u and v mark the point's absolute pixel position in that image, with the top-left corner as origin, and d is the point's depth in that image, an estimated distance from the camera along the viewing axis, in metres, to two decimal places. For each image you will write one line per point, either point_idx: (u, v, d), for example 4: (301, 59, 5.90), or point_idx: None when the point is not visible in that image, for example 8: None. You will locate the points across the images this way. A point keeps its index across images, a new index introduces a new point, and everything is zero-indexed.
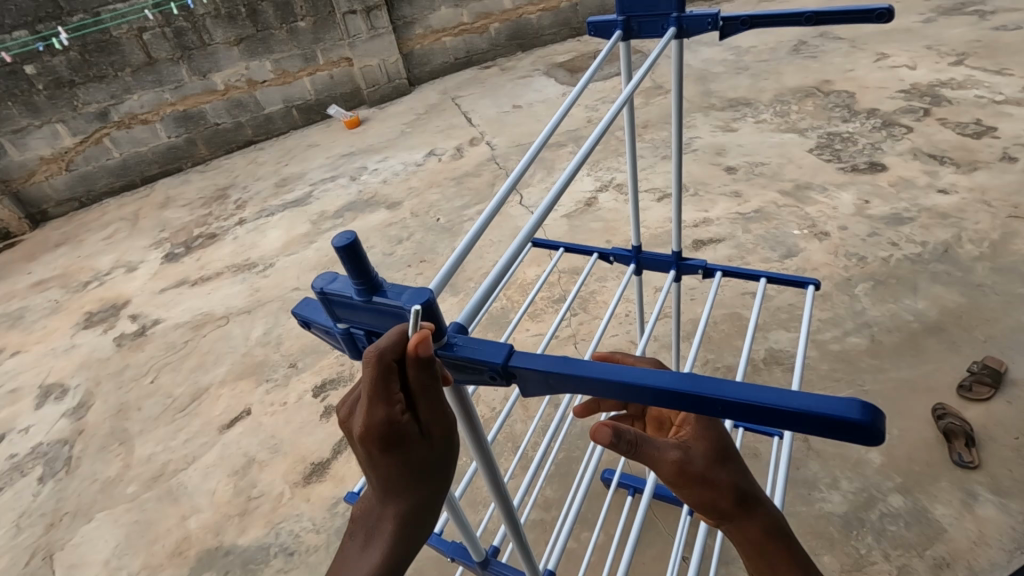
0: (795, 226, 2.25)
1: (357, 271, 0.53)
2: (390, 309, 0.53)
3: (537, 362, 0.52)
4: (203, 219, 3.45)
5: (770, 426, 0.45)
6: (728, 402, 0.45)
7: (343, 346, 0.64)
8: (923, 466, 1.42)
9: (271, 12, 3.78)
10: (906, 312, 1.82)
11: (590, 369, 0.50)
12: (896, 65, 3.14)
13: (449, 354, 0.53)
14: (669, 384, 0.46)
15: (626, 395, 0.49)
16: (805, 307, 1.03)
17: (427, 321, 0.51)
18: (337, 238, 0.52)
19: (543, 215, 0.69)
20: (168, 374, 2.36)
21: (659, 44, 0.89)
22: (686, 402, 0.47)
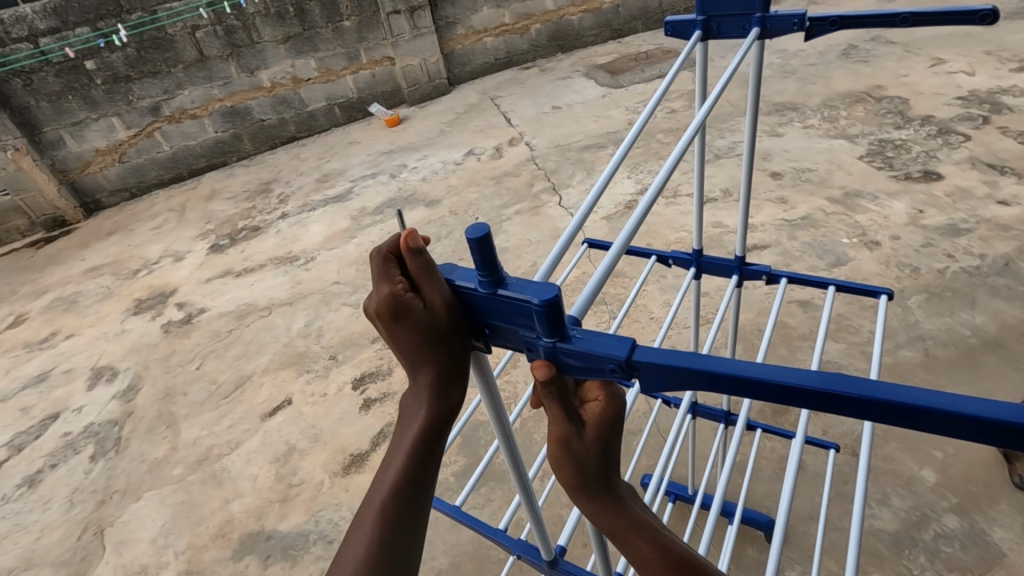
0: (844, 234, 2.20)
1: (486, 266, 0.50)
2: (514, 304, 0.51)
3: (659, 356, 0.49)
4: (248, 212, 3.54)
5: (917, 427, 0.43)
6: (877, 402, 0.42)
7: None
8: (981, 486, 1.36)
9: (318, 11, 3.86)
10: (963, 326, 1.75)
11: (716, 363, 0.47)
12: (954, 70, 3.03)
13: (566, 348, 0.50)
14: (818, 386, 0.44)
15: (752, 393, 0.46)
16: (879, 315, 1.00)
17: (552, 317, 0.49)
18: (469, 229, 0.50)
19: (642, 219, 0.66)
20: (213, 361, 2.43)
21: (747, 40, 0.86)
22: (832, 404, 0.44)
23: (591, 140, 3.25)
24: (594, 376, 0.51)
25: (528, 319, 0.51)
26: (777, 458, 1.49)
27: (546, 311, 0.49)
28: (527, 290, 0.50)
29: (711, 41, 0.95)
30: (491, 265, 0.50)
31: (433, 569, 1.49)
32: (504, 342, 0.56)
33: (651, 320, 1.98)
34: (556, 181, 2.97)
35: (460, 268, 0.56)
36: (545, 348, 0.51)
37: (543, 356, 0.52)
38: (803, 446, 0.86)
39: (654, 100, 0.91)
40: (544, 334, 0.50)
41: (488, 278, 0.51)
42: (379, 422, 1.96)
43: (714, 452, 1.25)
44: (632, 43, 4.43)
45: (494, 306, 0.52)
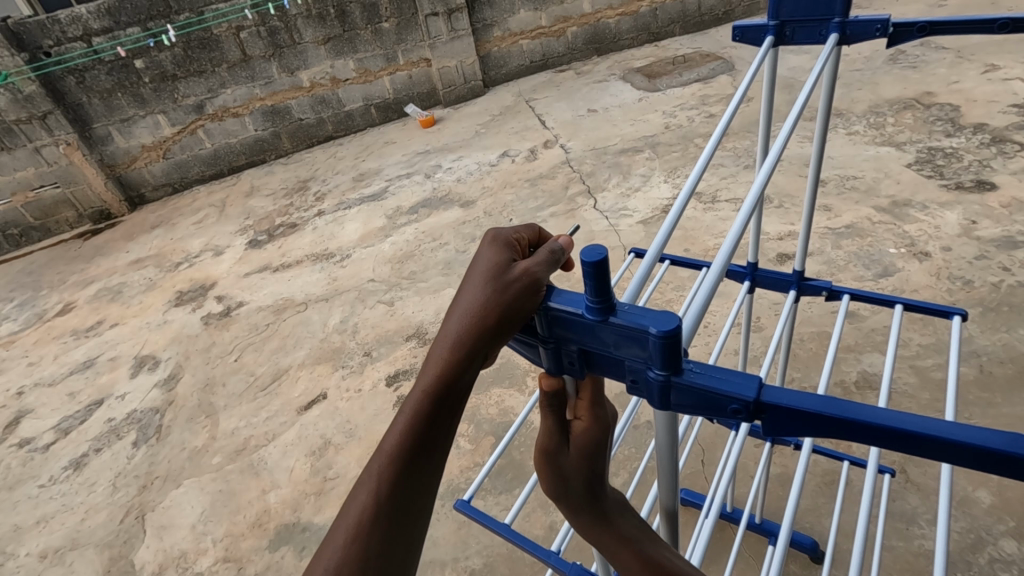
0: (892, 244, 2.13)
1: (598, 293, 0.47)
2: (627, 333, 0.47)
3: (792, 398, 0.45)
4: (286, 209, 3.61)
5: (1003, 473, 0.41)
6: (968, 447, 0.41)
7: (541, 361, 0.57)
8: None
9: (358, 13, 3.92)
10: (1021, 343, 1.68)
11: (863, 411, 0.44)
12: (1009, 77, 2.92)
13: (680, 383, 0.47)
14: (984, 443, 0.40)
15: (900, 445, 0.43)
16: (953, 335, 0.95)
17: (671, 349, 0.46)
18: (584, 251, 0.47)
19: (738, 236, 0.62)
20: (251, 353, 2.49)
21: (830, 46, 0.83)
22: (1000, 464, 0.41)
23: (627, 143, 3.22)
24: (709, 414, 0.48)
25: (640, 350, 0.48)
26: (821, 472, 1.45)
27: (665, 344, 0.45)
28: (646, 320, 0.46)
29: (784, 46, 0.93)
30: (605, 291, 0.47)
31: (466, 568, 1.50)
32: (601, 370, 0.53)
33: None
34: (592, 185, 2.95)
35: (560, 290, 0.53)
36: (656, 381, 0.48)
37: (653, 390, 0.48)
38: (874, 474, 0.82)
39: (732, 102, 0.87)
40: (657, 367, 0.47)
41: (599, 304, 0.48)
42: None
43: (764, 473, 1.18)
44: (669, 46, 4.38)
45: (601, 333, 0.49)
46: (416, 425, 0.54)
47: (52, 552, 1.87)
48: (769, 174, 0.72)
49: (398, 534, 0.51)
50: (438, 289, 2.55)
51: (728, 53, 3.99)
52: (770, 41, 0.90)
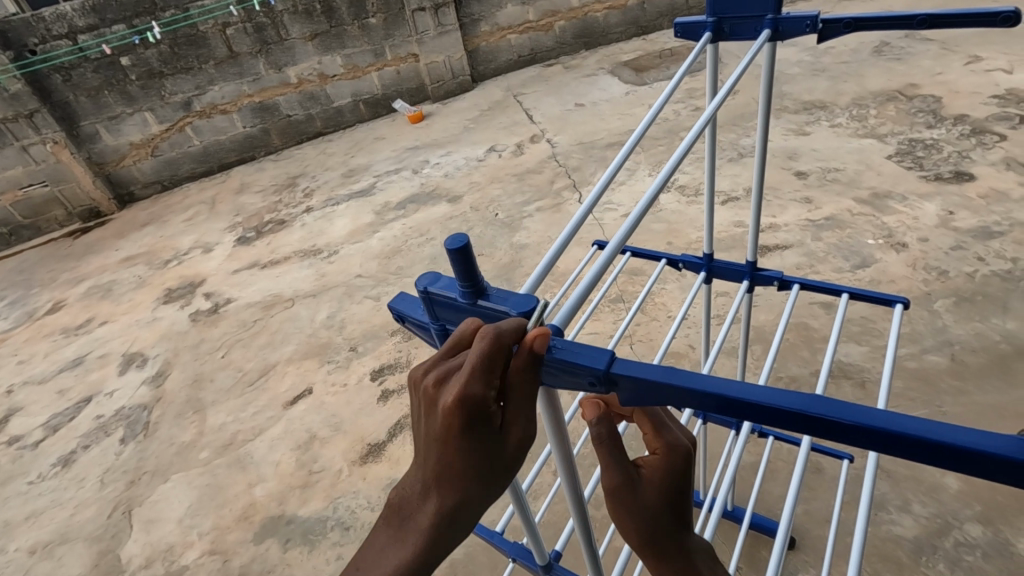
0: (871, 235, 2.15)
1: (465, 275, 0.50)
2: (494, 315, 0.51)
3: (639, 370, 0.48)
4: (274, 206, 3.61)
5: (836, 439, 0.44)
6: (793, 414, 0.43)
7: (439, 342, 0.61)
8: (1007, 496, 1.33)
9: (345, 8, 3.91)
10: (993, 332, 1.71)
11: (700, 380, 0.47)
12: (992, 68, 2.94)
13: (545, 358, 0.50)
14: (800, 407, 0.43)
15: (734, 414, 0.46)
16: (894, 324, 0.96)
17: (528, 327, 0.48)
18: (449, 240, 0.50)
19: (634, 225, 0.66)
20: (239, 350, 2.50)
21: (759, 40, 0.86)
22: (824, 430, 0.43)
23: (614, 137, 3.23)
24: (575, 387, 0.50)
25: None
26: (793, 460, 1.48)
27: (523, 322, 0.48)
28: (509, 301, 0.51)
29: (723, 41, 0.95)
30: (470, 277, 0.50)
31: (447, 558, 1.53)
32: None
33: (669, 319, 1.98)
34: (578, 179, 2.97)
35: (442, 275, 0.57)
36: None
37: None
38: (808, 454, 0.82)
39: (660, 103, 0.91)
40: None
41: (468, 288, 0.51)
42: (399, 410, 1.99)
43: (724, 459, 1.22)
44: (657, 40, 4.39)
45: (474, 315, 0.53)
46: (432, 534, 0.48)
47: (41, 547, 1.89)
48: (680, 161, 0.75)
49: None
50: None
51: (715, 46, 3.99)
52: (707, 37, 0.92)
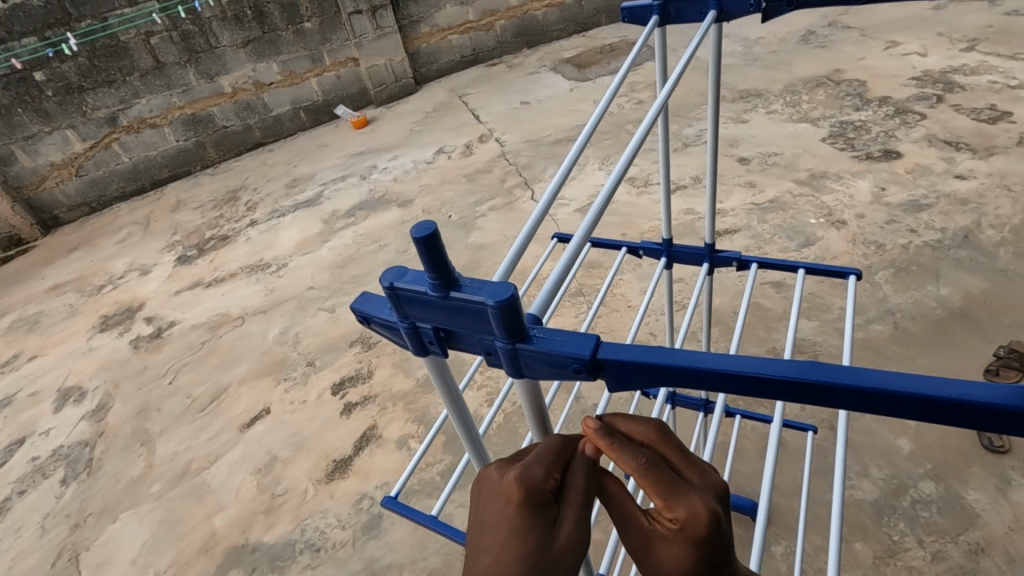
0: (812, 215, 2.24)
1: (435, 268, 0.47)
2: (467, 307, 0.47)
3: (627, 352, 0.48)
4: (215, 221, 3.45)
5: (824, 401, 0.46)
6: (783, 383, 0.46)
7: (406, 343, 0.56)
8: (955, 453, 1.41)
9: (278, 13, 3.78)
10: (929, 299, 1.81)
11: (692, 358, 0.48)
12: (908, 52, 3.12)
13: (526, 349, 0.48)
14: (791, 376, 0.45)
15: (724, 387, 0.48)
16: (849, 296, 0.99)
17: (510, 317, 0.46)
18: (415, 229, 0.46)
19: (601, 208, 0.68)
20: (187, 374, 2.37)
21: (705, 23, 0.88)
22: (811, 394, 0.46)
23: (562, 133, 3.26)
24: (559, 376, 0.49)
25: (484, 323, 0.48)
26: (758, 437, 1.52)
27: (503, 312, 0.46)
28: (481, 291, 0.47)
29: (670, 26, 0.96)
30: (437, 268, 0.46)
31: (425, 568, 1.50)
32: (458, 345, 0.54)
33: (630, 308, 2.00)
34: (529, 176, 2.97)
35: (408, 269, 0.52)
36: (505, 351, 0.49)
37: (504, 359, 0.50)
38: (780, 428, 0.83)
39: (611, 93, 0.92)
40: (502, 336, 0.48)
41: (438, 280, 0.47)
42: (363, 423, 1.93)
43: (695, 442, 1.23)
44: (597, 36, 4.45)
45: (446, 309, 0.49)
46: None
47: None
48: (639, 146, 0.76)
49: None
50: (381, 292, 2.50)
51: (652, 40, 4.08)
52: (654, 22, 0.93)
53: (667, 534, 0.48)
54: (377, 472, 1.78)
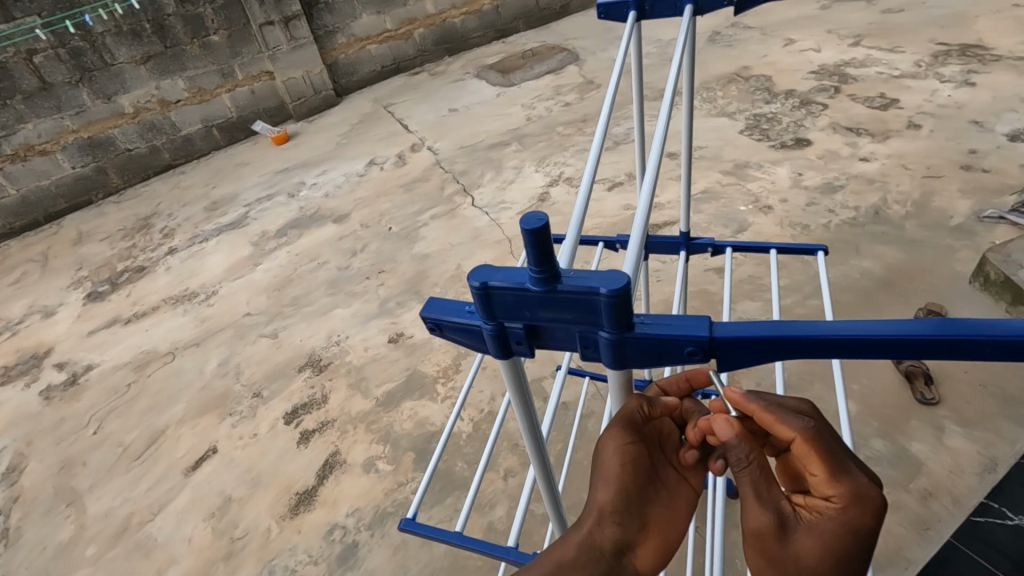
0: (741, 203, 2.38)
1: (540, 262, 0.48)
2: (575, 298, 0.49)
3: (742, 328, 0.52)
4: (128, 252, 3.18)
5: (944, 357, 0.49)
6: (905, 341, 0.49)
7: (487, 346, 0.58)
8: (896, 409, 1.53)
9: (180, 26, 3.54)
10: (855, 271, 1.97)
11: (806, 327, 0.51)
12: (805, 48, 3.39)
13: (633, 338, 0.50)
14: (913, 333, 0.48)
15: (839, 352, 0.51)
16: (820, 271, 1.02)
17: (622, 307, 0.48)
18: (523, 219, 0.47)
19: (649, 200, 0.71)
20: (114, 421, 2.16)
21: (686, 17, 0.94)
22: (931, 349, 0.49)
23: (495, 138, 3.27)
24: (673, 361, 0.52)
25: (591, 314, 0.50)
26: None
27: (615, 303, 0.48)
28: (592, 282, 0.48)
29: (646, 21, 1.02)
30: (547, 259, 0.47)
31: None
32: (548, 342, 0.55)
33: None
34: (467, 183, 2.95)
35: (495, 269, 0.54)
36: (609, 341, 0.51)
37: (606, 350, 0.51)
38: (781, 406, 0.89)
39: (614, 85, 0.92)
40: (609, 327, 0.50)
41: (541, 274, 0.49)
42: (324, 450, 1.83)
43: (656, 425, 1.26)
44: (516, 42, 4.51)
45: (549, 303, 0.50)
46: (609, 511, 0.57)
47: None
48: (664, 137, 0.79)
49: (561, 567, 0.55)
50: (325, 311, 2.39)
51: (571, 45, 4.19)
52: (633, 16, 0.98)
53: (819, 512, 0.52)
54: (345, 499, 1.69)
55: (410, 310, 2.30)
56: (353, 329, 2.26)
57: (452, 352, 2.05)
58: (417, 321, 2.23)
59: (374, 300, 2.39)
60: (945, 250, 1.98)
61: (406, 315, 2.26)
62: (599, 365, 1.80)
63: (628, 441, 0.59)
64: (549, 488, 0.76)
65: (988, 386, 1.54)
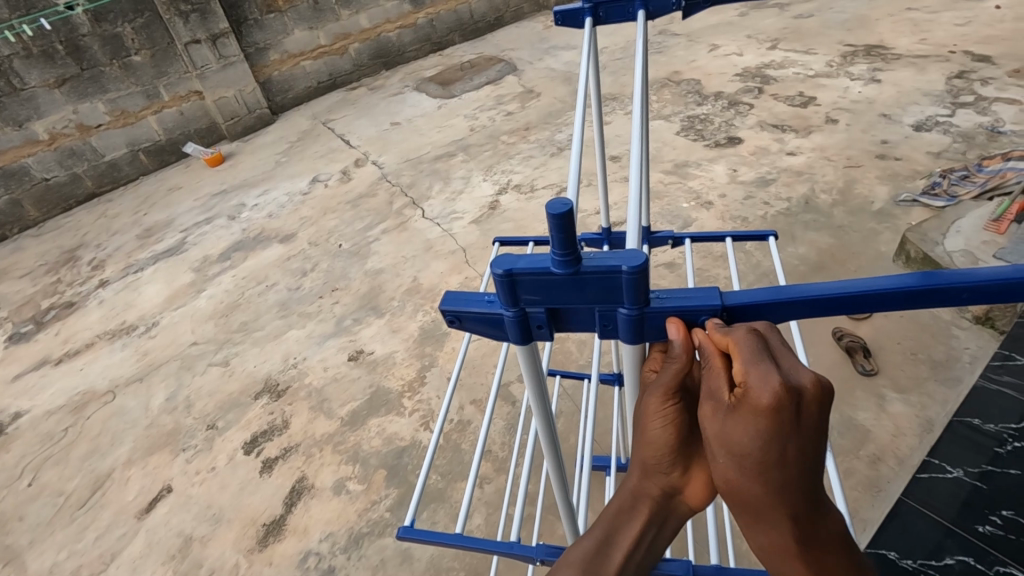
0: (684, 200, 2.49)
1: (565, 244, 0.50)
2: (598, 276, 0.53)
3: (750, 296, 0.57)
4: (52, 288, 2.96)
5: (926, 305, 0.54)
6: (891, 292, 0.54)
7: (506, 334, 0.60)
8: (840, 382, 1.65)
9: (97, 47, 3.36)
10: (793, 258, 2.10)
11: (804, 289, 0.56)
12: (728, 53, 3.60)
13: (650, 312, 0.55)
14: (896, 286, 0.53)
15: (841, 310, 0.55)
16: (771, 254, 1.09)
17: (641, 282, 0.52)
18: (547, 204, 0.49)
19: (638, 200, 0.77)
20: (51, 469, 2.00)
21: (640, 23, 1.00)
22: (917, 300, 0.54)
23: (440, 149, 3.28)
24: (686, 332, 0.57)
25: (613, 291, 0.54)
26: None
27: (636, 278, 0.52)
28: (613, 261, 0.52)
29: (600, 27, 1.07)
30: (572, 242, 0.50)
31: None
32: (566, 325, 0.59)
33: None
34: (416, 195, 2.94)
35: (514, 256, 0.55)
36: (630, 317, 0.55)
37: (625, 325, 0.56)
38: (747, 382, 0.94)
39: (583, 85, 0.96)
40: (630, 303, 0.54)
41: (566, 257, 0.51)
42: (289, 477, 1.77)
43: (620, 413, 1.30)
44: (453, 54, 4.54)
45: (572, 283, 0.53)
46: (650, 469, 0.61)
47: None
48: (639, 144, 0.86)
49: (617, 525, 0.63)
50: (279, 334, 2.31)
51: (508, 55, 4.26)
52: (589, 21, 1.03)
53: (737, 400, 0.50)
54: (316, 524, 1.64)
55: (368, 326, 2.26)
56: (309, 351, 2.20)
57: (415, 365, 2.03)
58: (376, 336, 2.19)
59: (329, 319, 2.33)
60: (869, 232, 2.14)
61: (364, 332, 2.22)
62: (563, 365, 1.83)
63: (669, 409, 0.57)
64: (558, 474, 0.77)
65: (919, 353, 1.67)
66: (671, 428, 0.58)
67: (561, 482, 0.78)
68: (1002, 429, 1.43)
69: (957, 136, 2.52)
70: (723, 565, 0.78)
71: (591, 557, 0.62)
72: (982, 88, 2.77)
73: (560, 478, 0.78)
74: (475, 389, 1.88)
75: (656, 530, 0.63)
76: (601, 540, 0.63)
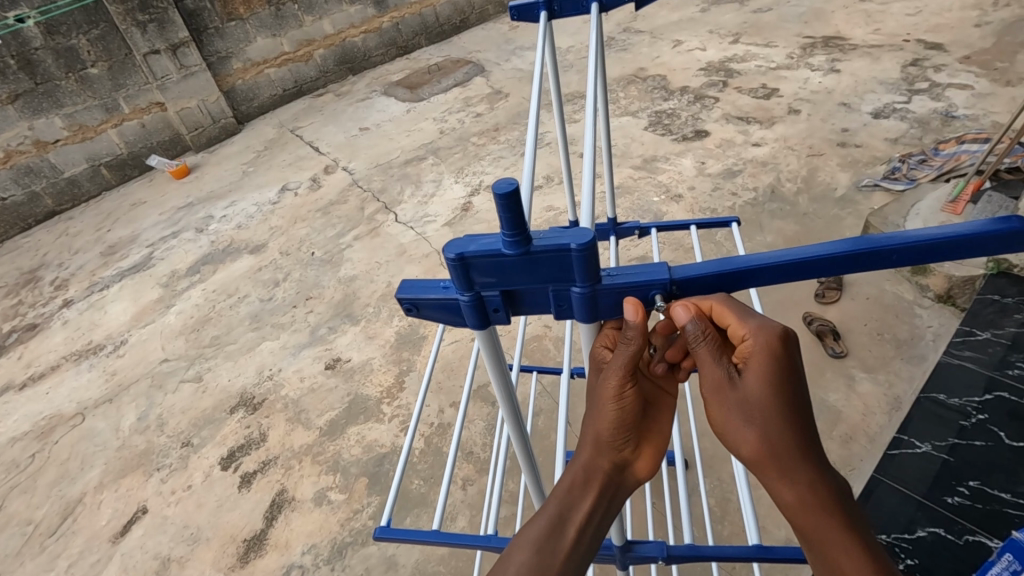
0: (654, 194, 2.52)
1: (513, 224, 0.50)
2: (548, 255, 0.53)
3: (698, 269, 0.57)
4: (12, 310, 2.86)
5: (870, 268, 0.55)
6: (833, 257, 0.55)
7: (463, 319, 0.60)
8: (811, 365, 1.69)
9: (51, 60, 3.26)
10: (761, 246, 2.14)
11: (751, 259, 0.57)
12: (691, 48, 3.65)
13: (603, 290, 0.56)
14: (836, 250, 0.55)
15: (785, 277, 0.57)
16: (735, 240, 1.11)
17: (592, 258, 0.53)
18: (493, 184, 0.49)
19: (592, 189, 0.78)
20: (19, 498, 1.93)
21: (594, 15, 1.01)
22: (857, 263, 0.55)
23: (410, 153, 3.26)
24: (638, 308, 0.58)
25: (564, 269, 0.54)
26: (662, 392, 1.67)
27: (585, 256, 0.52)
28: (563, 239, 0.52)
29: (556, 21, 1.08)
30: (520, 221, 0.50)
31: None
32: (522, 308, 0.59)
33: None
34: (387, 200, 2.92)
35: (466, 240, 0.55)
36: (583, 295, 0.56)
37: (579, 303, 0.56)
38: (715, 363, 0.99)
39: (538, 76, 0.95)
40: (582, 280, 0.54)
41: (515, 236, 0.51)
42: (268, 491, 1.74)
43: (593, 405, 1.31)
44: (419, 57, 4.52)
45: (524, 264, 0.53)
46: (602, 446, 0.62)
47: None
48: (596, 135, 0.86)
49: (568, 505, 0.62)
50: (252, 347, 2.27)
51: (475, 57, 4.26)
52: (544, 16, 1.04)
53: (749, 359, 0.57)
54: (298, 538, 1.61)
55: (344, 333, 2.24)
56: (284, 362, 2.16)
57: (393, 370, 2.01)
58: (352, 343, 2.17)
59: (303, 328, 2.30)
60: (833, 218, 2.20)
61: (340, 340, 2.19)
62: (541, 363, 1.84)
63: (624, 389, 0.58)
64: (531, 465, 0.78)
65: (884, 333, 1.73)
66: (625, 406, 0.59)
67: (535, 475, 0.79)
68: (966, 403, 1.46)
69: (914, 122, 2.60)
70: (696, 543, 0.84)
71: (545, 539, 0.60)
72: (936, 75, 2.85)
73: (535, 471, 0.79)
74: (454, 391, 1.87)
75: (606, 504, 0.63)
76: (554, 521, 0.61)
